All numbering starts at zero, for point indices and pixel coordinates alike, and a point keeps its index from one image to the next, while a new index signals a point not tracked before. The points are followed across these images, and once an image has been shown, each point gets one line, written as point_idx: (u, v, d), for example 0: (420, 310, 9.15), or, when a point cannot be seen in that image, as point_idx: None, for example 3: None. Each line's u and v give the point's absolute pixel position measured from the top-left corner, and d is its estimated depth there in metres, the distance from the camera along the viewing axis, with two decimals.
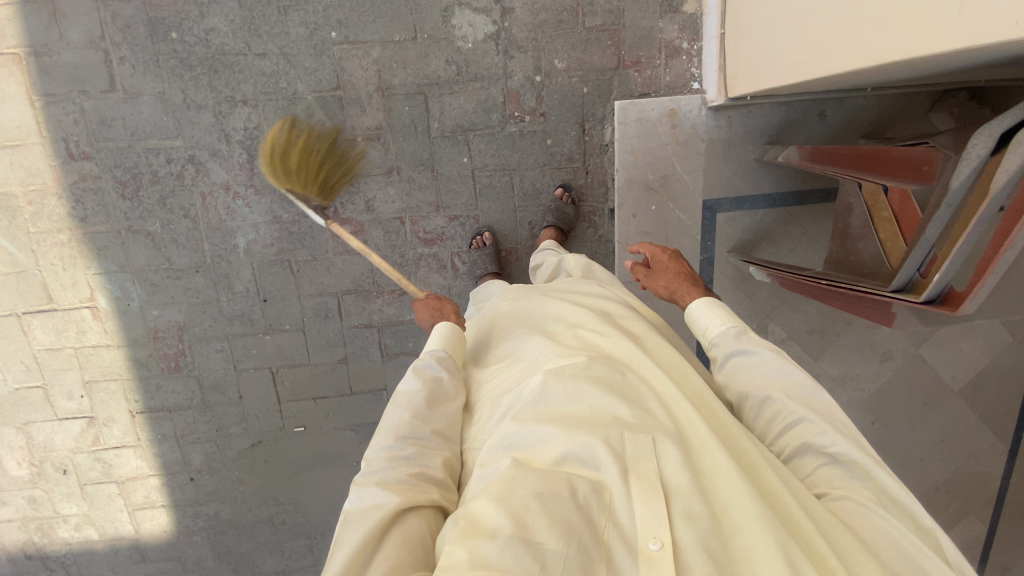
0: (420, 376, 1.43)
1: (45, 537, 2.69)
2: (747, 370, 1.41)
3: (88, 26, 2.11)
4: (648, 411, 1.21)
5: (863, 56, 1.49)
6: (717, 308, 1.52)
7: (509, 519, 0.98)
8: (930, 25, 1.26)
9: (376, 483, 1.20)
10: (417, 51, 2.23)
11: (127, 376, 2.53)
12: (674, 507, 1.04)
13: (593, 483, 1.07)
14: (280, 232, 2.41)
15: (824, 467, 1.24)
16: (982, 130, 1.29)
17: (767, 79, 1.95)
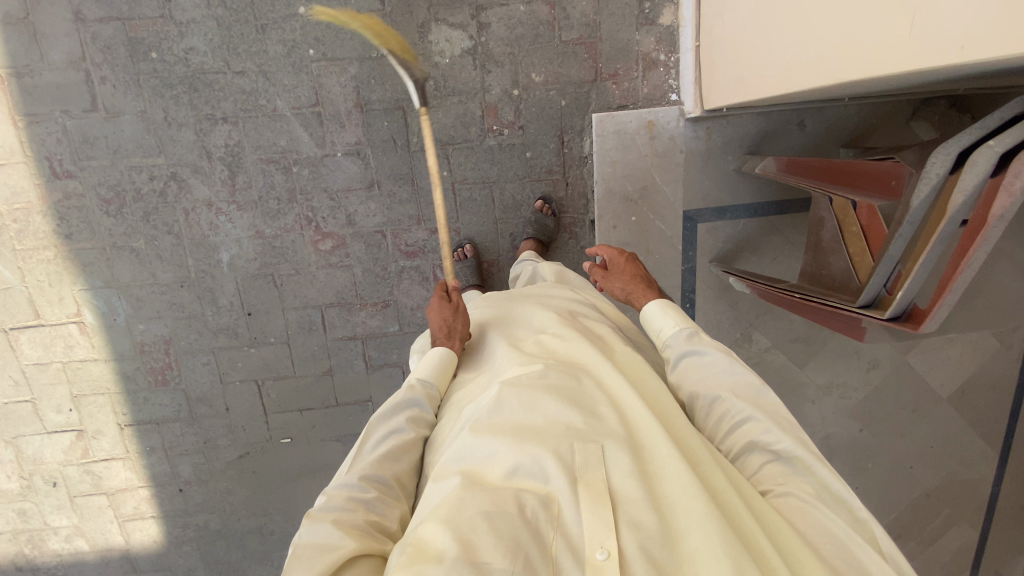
0: (397, 412, 1.40)
1: (37, 548, 2.73)
2: (700, 371, 1.42)
3: (69, 48, 2.14)
4: (600, 418, 1.22)
5: (833, 68, 1.50)
6: (671, 310, 1.55)
7: (455, 542, 0.97)
8: (896, 41, 1.27)
9: (330, 520, 1.15)
10: (394, 67, 2.25)
11: (114, 389, 2.56)
12: (623, 516, 1.05)
13: (541, 496, 1.07)
14: (262, 246, 2.43)
15: (768, 465, 1.26)
16: (940, 149, 1.30)
17: (740, 93, 1.96)
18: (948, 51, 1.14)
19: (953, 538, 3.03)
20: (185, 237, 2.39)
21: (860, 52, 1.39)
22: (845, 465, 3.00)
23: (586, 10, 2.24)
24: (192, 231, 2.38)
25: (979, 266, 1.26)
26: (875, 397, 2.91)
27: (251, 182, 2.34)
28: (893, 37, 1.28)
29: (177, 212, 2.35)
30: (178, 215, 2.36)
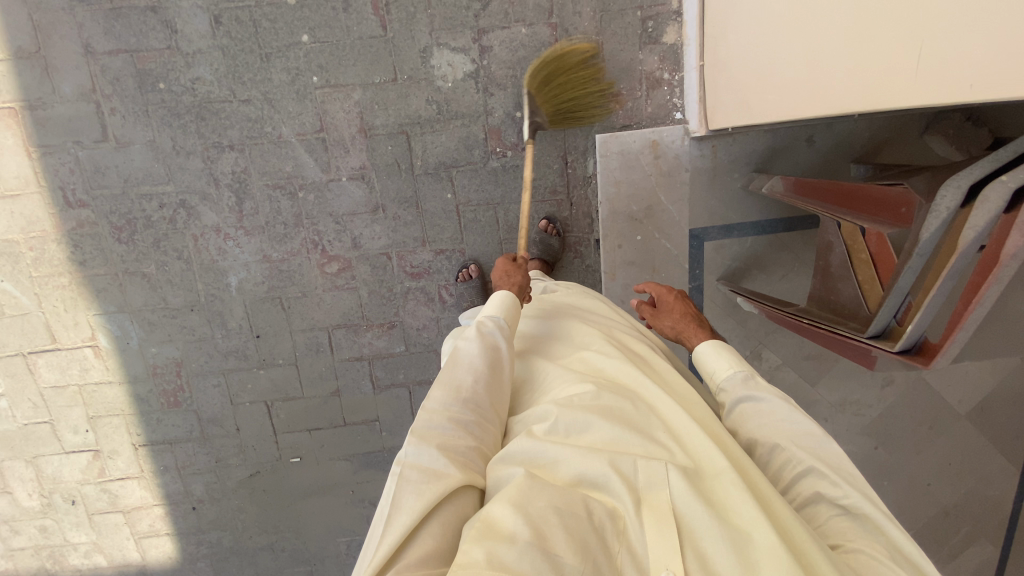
0: (482, 340, 1.34)
1: (57, 564, 2.79)
2: (756, 418, 1.29)
3: (79, 80, 2.19)
4: (664, 437, 1.13)
5: (841, 96, 1.46)
6: (725, 351, 1.44)
7: (528, 526, 0.89)
8: (909, 75, 1.22)
9: (435, 445, 1.09)
10: (397, 92, 2.25)
11: (129, 410, 2.61)
12: (688, 539, 0.95)
13: (607, 508, 0.98)
14: (270, 270, 2.46)
15: (837, 518, 1.10)
16: (951, 181, 1.25)
17: (743, 115, 1.93)
18: (963, 89, 1.09)
19: (975, 557, 2.95)
20: (195, 262, 2.42)
21: (871, 83, 1.34)
22: None
23: (588, 30, 2.23)
24: (201, 256, 2.42)
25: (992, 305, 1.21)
26: (890, 413, 2.86)
27: (259, 208, 2.37)
28: (906, 69, 1.23)
29: (186, 238, 2.39)
30: (187, 241, 2.39)
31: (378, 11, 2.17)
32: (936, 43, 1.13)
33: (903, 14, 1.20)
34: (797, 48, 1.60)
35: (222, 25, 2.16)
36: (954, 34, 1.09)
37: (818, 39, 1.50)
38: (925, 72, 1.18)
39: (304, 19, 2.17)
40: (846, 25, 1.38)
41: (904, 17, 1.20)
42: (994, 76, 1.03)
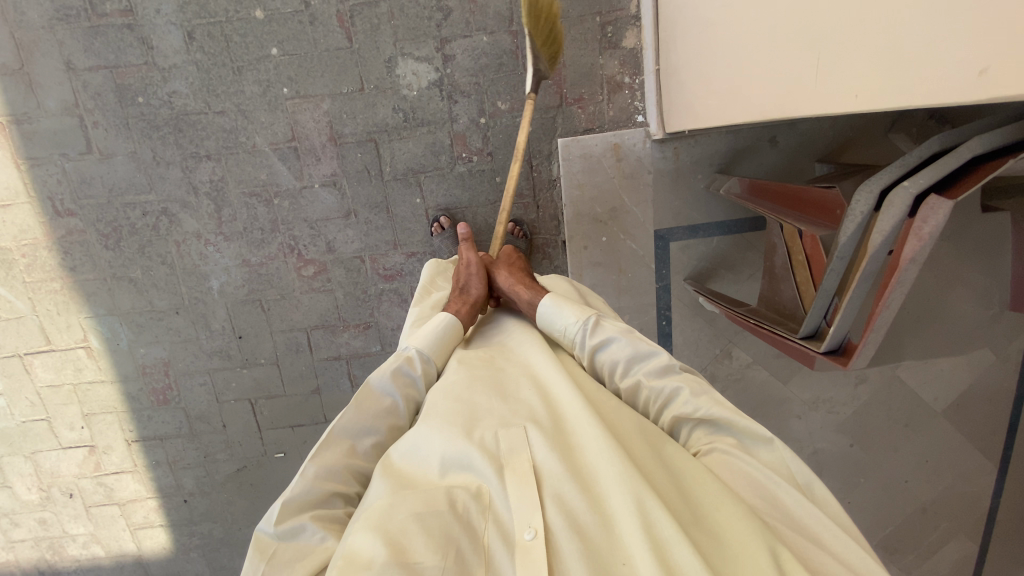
0: (397, 385, 1.47)
1: (57, 554, 2.95)
2: (613, 360, 1.48)
3: (62, 95, 2.29)
4: (526, 411, 1.33)
5: (772, 97, 1.38)
6: (566, 304, 1.57)
7: (384, 546, 1.02)
8: (830, 69, 1.15)
9: (310, 519, 1.21)
10: (365, 101, 2.33)
11: (121, 408, 2.75)
12: (547, 492, 1.13)
13: (472, 490, 1.16)
14: (249, 274, 2.56)
15: (694, 429, 1.39)
16: (862, 187, 1.27)
17: (689, 118, 1.92)
18: (882, 78, 1.02)
19: (952, 552, 2.96)
20: (179, 267, 2.53)
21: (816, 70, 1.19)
22: (836, 480, 2.95)
23: None
24: (184, 261, 2.53)
25: (899, 306, 1.24)
26: (864, 410, 2.87)
27: (236, 215, 2.47)
28: (826, 63, 1.16)
29: (169, 244, 2.50)
30: (170, 247, 2.50)
31: (343, 23, 2.24)
32: (852, 34, 1.07)
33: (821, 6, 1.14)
34: (736, 49, 1.54)
35: (196, 40, 2.25)
36: (869, 21, 1.02)
37: (753, 39, 1.44)
38: (845, 67, 1.10)
39: (272, 33, 2.25)
40: (774, 23, 1.33)
41: (822, 10, 1.14)
42: (907, 63, 0.96)
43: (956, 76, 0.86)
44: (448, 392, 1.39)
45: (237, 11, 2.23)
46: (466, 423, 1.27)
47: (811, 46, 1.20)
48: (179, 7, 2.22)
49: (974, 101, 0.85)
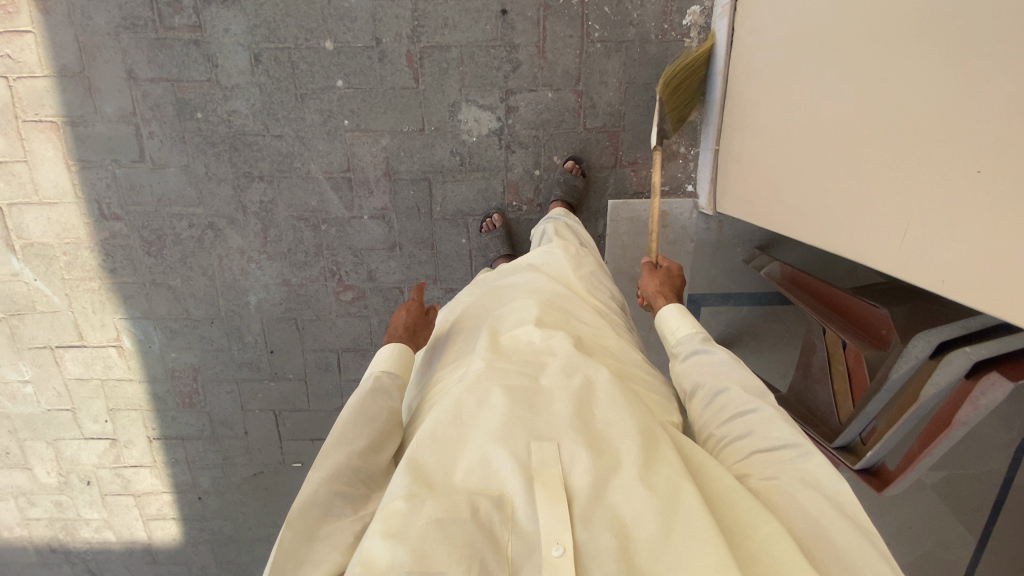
0: (376, 399, 1.36)
1: (70, 535, 3.01)
2: (706, 366, 1.44)
3: (120, 102, 2.28)
4: (564, 420, 1.16)
5: (850, 234, 1.47)
6: (687, 315, 1.63)
7: (406, 554, 0.91)
8: (923, 238, 1.24)
9: (316, 540, 1.11)
10: (423, 141, 2.34)
11: (146, 407, 2.79)
12: (577, 513, 1.01)
13: (495, 499, 1.03)
14: (288, 293, 2.58)
15: (759, 453, 1.18)
16: (921, 335, 1.39)
17: (749, 202, 1.99)
18: (978, 274, 1.11)
19: None
20: (219, 279, 2.55)
21: (907, 200, 1.27)
22: None
23: (612, 100, 2.29)
24: (225, 274, 2.55)
25: (940, 452, 1.44)
26: None
27: (282, 236, 2.49)
28: (919, 235, 1.25)
29: (212, 256, 2.51)
30: (213, 260, 2.52)
31: (411, 63, 2.24)
32: (955, 222, 1.15)
33: (929, 173, 1.21)
34: (816, 164, 1.60)
35: (262, 63, 2.24)
36: (979, 212, 1.09)
37: (838, 163, 1.50)
38: (942, 243, 1.19)
39: (340, 66, 2.24)
40: (865, 170, 1.40)
41: (929, 177, 1.21)
42: (1006, 254, 1.05)
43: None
44: (481, 394, 1.22)
45: (307, 40, 2.21)
46: (505, 435, 1.11)
47: (905, 210, 1.28)
48: (249, 29, 2.20)
49: None
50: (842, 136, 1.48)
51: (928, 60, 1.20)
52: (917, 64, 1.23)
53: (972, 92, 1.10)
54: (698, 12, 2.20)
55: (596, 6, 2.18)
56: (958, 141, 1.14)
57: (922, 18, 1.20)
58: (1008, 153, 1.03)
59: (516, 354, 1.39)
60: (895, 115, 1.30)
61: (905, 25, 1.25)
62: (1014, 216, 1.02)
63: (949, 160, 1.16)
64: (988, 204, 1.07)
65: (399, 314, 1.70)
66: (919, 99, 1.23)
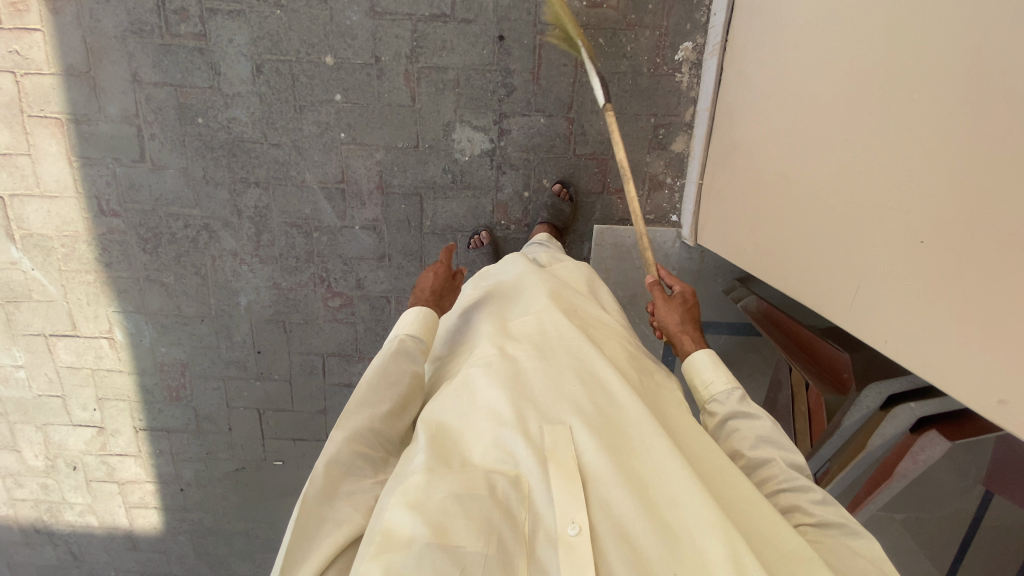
0: (400, 363, 1.33)
1: (53, 517, 3.08)
2: (747, 437, 1.28)
3: (124, 104, 2.35)
4: (574, 403, 1.17)
5: (809, 283, 1.53)
6: (721, 366, 1.41)
7: (427, 526, 0.92)
8: (868, 297, 1.30)
9: (342, 499, 1.11)
10: (417, 158, 2.40)
11: (134, 398, 2.85)
12: (592, 492, 1.02)
13: (512, 477, 1.03)
14: (278, 296, 2.64)
15: (806, 525, 1.13)
16: (873, 386, 1.47)
17: (728, 232, 2.02)
18: (920, 338, 1.15)
19: None
20: (211, 279, 2.62)
21: (858, 259, 1.33)
22: None
23: (602, 128, 2.35)
24: (217, 275, 2.61)
25: (884, 497, 1.54)
26: None
27: (275, 240, 2.54)
28: (869, 293, 1.29)
29: (205, 257, 2.58)
30: (206, 260, 2.58)
31: (409, 82, 2.30)
32: (897, 287, 1.21)
33: (879, 236, 1.27)
34: (784, 210, 1.66)
35: (263, 73, 2.30)
36: (917, 280, 1.15)
37: (802, 214, 1.56)
38: (884, 304, 1.25)
39: (339, 81, 2.30)
40: (824, 223, 1.46)
41: (878, 239, 1.27)
42: (941, 322, 1.10)
43: (982, 382, 1.01)
44: (493, 373, 1.23)
45: (308, 54, 2.27)
46: (517, 412, 1.12)
47: (859, 269, 1.33)
48: (252, 41, 2.26)
49: (971, 378, 1.04)
50: (806, 189, 1.55)
51: (887, 128, 1.26)
52: (875, 129, 1.30)
53: (918, 163, 1.16)
54: (690, 48, 2.25)
55: (591, 37, 2.24)
56: (903, 208, 1.20)
57: (884, 86, 1.27)
58: (946, 227, 1.09)
59: (523, 338, 1.38)
60: (853, 175, 1.36)
61: (870, 91, 1.32)
62: (948, 287, 1.08)
63: (896, 225, 1.22)
64: (926, 272, 1.13)
65: (425, 276, 1.65)
66: (876, 164, 1.29)
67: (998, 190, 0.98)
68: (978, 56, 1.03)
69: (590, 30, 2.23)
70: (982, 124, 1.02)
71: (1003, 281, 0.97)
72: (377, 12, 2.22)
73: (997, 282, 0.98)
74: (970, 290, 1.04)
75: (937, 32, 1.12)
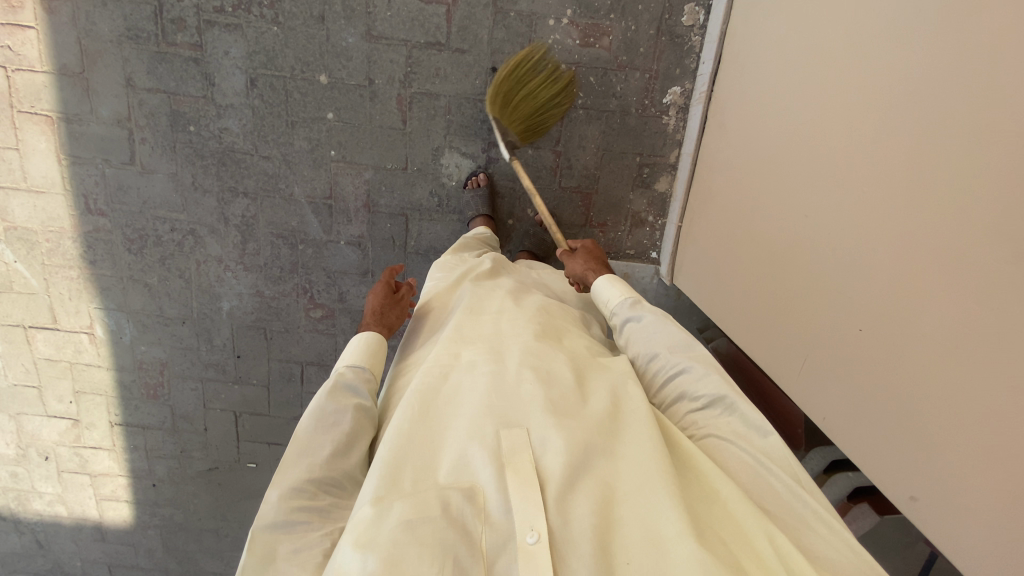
0: (337, 400, 1.37)
1: (24, 504, 3.09)
2: (638, 334, 1.49)
3: (116, 106, 2.36)
4: (529, 403, 1.18)
5: (766, 347, 1.75)
6: (619, 283, 1.62)
7: (378, 561, 0.91)
8: (814, 370, 1.52)
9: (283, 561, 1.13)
10: (405, 179, 2.44)
11: (110, 394, 2.87)
12: (551, 496, 1.02)
13: (466, 492, 1.04)
14: (260, 304, 2.67)
15: (695, 411, 1.32)
16: (818, 449, 1.74)
17: (705, 276, 2.13)
18: (852, 414, 1.39)
19: None
20: (194, 283, 2.64)
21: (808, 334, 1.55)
22: None
23: (588, 163, 2.39)
24: (200, 279, 2.63)
25: None
26: None
27: (260, 250, 2.57)
28: (816, 365, 1.51)
29: (190, 261, 2.60)
30: (190, 264, 2.61)
31: (401, 106, 2.33)
32: (838, 366, 1.43)
33: (827, 313, 1.48)
34: (745, 274, 1.87)
35: (257, 87, 2.32)
36: (855, 365, 1.37)
37: (760, 280, 1.78)
38: (827, 380, 1.47)
39: (332, 99, 2.33)
40: (780, 293, 1.67)
41: (827, 318, 1.48)
42: (872, 403, 1.33)
43: (899, 475, 1.25)
44: (448, 388, 1.25)
45: (303, 71, 2.30)
46: (472, 422, 1.14)
47: (808, 346, 1.55)
48: (249, 54, 2.28)
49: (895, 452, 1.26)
50: (765, 257, 1.76)
51: (836, 220, 1.46)
52: (823, 219, 1.50)
53: (860, 259, 1.37)
54: (678, 93, 2.31)
55: (582, 75, 2.28)
56: (845, 297, 1.41)
57: (837, 179, 1.47)
58: (878, 323, 1.31)
59: (482, 340, 1.41)
60: (805, 257, 1.57)
61: (824, 184, 1.51)
62: (876, 375, 1.31)
63: (840, 311, 1.43)
64: (862, 359, 1.35)
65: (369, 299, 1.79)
66: (824, 251, 1.50)
67: (932, 312, 1.18)
68: (916, 185, 1.22)
69: (582, 68, 2.27)
70: (927, 249, 1.19)
71: (924, 381, 1.19)
72: (373, 36, 2.25)
73: (918, 389, 1.20)
74: (896, 386, 1.26)
75: (881, 148, 1.33)
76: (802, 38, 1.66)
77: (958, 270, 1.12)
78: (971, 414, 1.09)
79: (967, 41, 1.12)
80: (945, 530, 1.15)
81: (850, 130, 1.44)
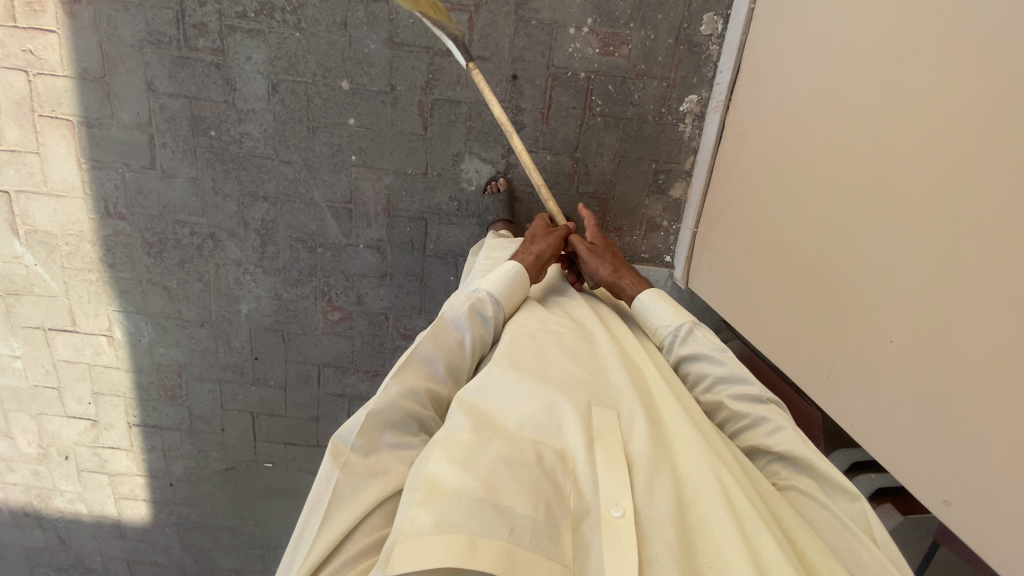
0: (471, 324, 1.41)
1: (43, 502, 3.12)
2: (700, 373, 1.49)
3: (137, 110, 2.37)
4: (619, 390, 1.25)
5: (792, 352, 1.79)
6: (663, 300, 1.61)
7: (478, 482, 0.94)
8: (844, 376, 1.56)
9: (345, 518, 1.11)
10: (425, 184, 2.47)
11: (129, 395, 2.90)
12: (637, 476, 1.05)
13: (558, 450, 1.07)
14: (278, 306, 2.70)
15: (774, 461, 1.33)
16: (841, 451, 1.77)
17: (727, 279, 2.17)
18: (886, 418, 1.42)
19: None
20: (213, 285, 2.66)
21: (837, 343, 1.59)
22: None
23: (605, 169, 2.43)
24: (219, 282, 2.66)
25: None
26: None
27: (279, 253, 2.59)
28: (845, 371, 1.56)
29: (209, 264, 2.62)
30: (209, 268, 2.63)
31: (422, 113, 2.36)
32: (868, 374, 1.47)
33: (858, 325, 1.51)
34: (771, 280, 1.90)
35: (278, 92, 2.34)
36: (887, 377, 1.41)
37: (787, 287, 1.81)
38: (858, 386, 1.51)
39: (353, 105, 2.35)
40: (808, 301, 1.71)
41: (857, 328, 1.51)
42: (907, 415, 1.36)
43: (938, 480, 1.29)
44: (539, 351, 1.33)
45: (325, 77, 2.32)
46: (565, 390, 1.19)
47: (835, 353, 1.60)
48: (270, 60, 2.30)
49: (931, 463, 1.30)
50: (791, 265, 1.79)
51: (864, 232, 1.49)
52: (852, 231, 1.53)
53: (890, 275, 1.40)
54: (695, 101, 2.35)
55: (601, 83, 2.31)
56: (876, 311, 1.44)
57: (864, 195, 1.49)
58: (909, 335, 1.35)
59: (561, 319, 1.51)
60: (834, 269, 1.60)
61: (852, 199, 1.54)
62: (907, 386, 1.36)
63: (872, 325, 1.46)
64: (895, 372, 1.39)
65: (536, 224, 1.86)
66: (851, 263, 1.53)
67: (967, 333, 1.21)
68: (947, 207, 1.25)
69: (601, 77, 2.31)
70: (959, 272, 1.22)
71: (960, 399, 1.22)
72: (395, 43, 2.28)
73: (959, 399, 1.22)
74: (930, 403, 1.29)
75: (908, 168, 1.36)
76: (823, 51, 1.70)
77: (989, 295, 1.15)
78: (999, 428, 1.13)
79: (993, 67, 1.15)
80: (982, 535, 1.17)
81: (875, 147, 1.46)
